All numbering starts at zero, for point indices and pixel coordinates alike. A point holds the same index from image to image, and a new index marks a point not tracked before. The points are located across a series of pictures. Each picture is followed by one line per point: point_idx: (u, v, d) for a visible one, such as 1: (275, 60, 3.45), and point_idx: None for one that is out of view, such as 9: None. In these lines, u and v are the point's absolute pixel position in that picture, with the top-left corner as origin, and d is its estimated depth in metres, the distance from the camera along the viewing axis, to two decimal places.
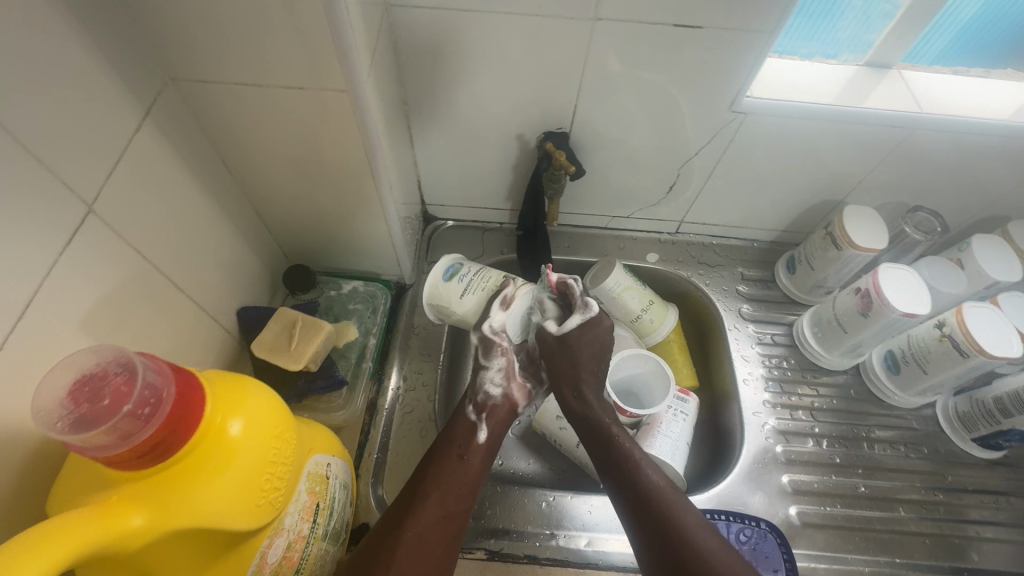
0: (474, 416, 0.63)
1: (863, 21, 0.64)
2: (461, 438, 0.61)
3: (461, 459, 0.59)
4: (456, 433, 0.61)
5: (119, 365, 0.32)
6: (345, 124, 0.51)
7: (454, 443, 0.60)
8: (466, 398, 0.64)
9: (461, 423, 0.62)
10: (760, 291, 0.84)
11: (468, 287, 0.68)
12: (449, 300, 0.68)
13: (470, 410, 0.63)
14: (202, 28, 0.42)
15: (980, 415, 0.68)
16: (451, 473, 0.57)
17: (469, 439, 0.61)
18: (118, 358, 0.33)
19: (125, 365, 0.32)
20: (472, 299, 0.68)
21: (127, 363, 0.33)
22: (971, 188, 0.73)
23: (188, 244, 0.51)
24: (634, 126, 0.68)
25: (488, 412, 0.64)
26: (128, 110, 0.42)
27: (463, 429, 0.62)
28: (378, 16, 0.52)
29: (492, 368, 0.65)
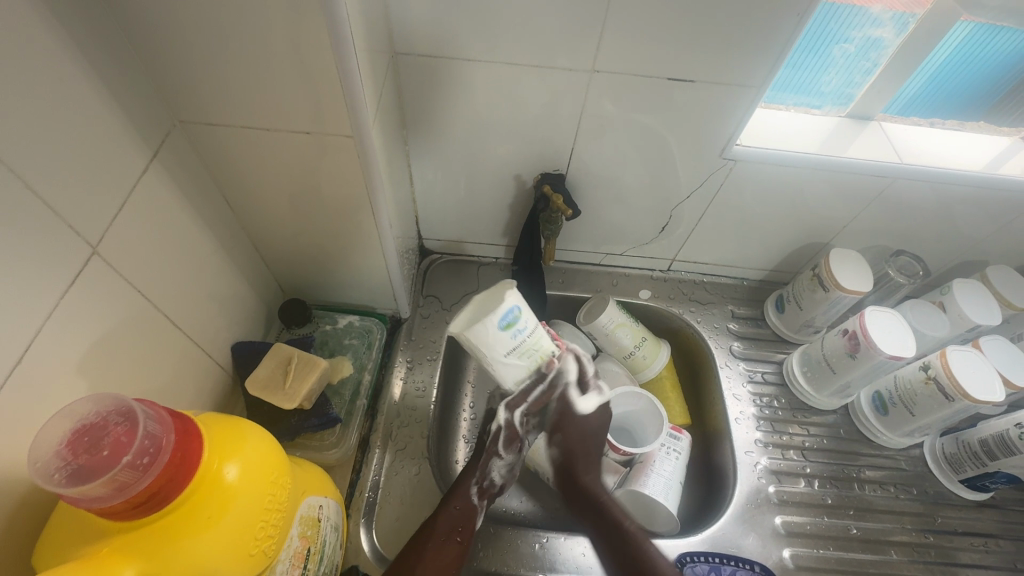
0: (476, 501, 0.62)
1: (846, 75, 0.67)
2: (456, 513, 0.59)
3: (461, 544, 0.58)
4: (457, 515, 0.59)
5: (119, 414, 0.32)
6: (348, 166, 0.52)
7: (451, 514, 0.59)
8: (472, 478, 0.62)
9: (463, 504, 0.60)
10: (750, 329, 0.85)
11: (517, 346, 0.53)
12: (494, 352, 0.52)
13: (474, 492, 0.62)
14: (215, 76, 0.44)
15: (967, 456, 0.69)
16: (437, 546, 0.56)
17: (470, 522, 0.60)
18: (118, 407, 0.33)
19: (126, 414, 0.32)
20: (512, 363, 0.53)
21: (127, 411, 0.32)
22: (950, 234, 0.76)
23: (186, 282, 0.51)
24: (629, 169, 0.70)
25: (486, 498, 0.63)
26: (137, 153, 0.43)
27: (464, 512, 0.60)
28: (384, 64, 0.55)
29: (504, 459, 0.64)
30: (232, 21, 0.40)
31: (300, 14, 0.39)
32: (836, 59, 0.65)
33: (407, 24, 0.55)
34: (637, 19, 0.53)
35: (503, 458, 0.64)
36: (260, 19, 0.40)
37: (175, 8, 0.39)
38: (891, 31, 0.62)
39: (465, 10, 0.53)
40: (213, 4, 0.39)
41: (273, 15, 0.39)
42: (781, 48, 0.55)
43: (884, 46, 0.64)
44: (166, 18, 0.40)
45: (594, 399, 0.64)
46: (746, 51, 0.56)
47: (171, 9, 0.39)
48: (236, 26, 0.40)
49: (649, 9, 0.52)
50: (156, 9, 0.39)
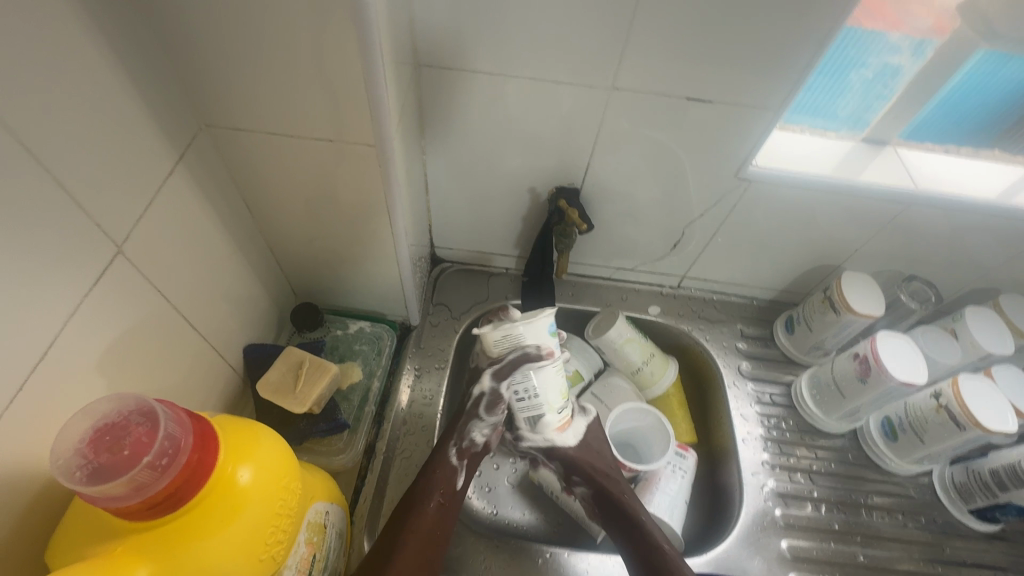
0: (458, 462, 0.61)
1: (863, 99, 0.68)
2: (441, 480, 0.59)
3: (445, 507, 0.58)
4: (439, 481, 0.59)
5: (140, 414, 0.33)
6: (369, 176, 0.53)
7: (433, 482, 0.58)
8: (450, 440, 0.62)
9: (445, 468, 0.60)
10: (759, 349, 0.85)
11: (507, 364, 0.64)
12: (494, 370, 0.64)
13: (453, 453, 0.61)
14: (243, 83, 0.45)
15: (977, 487, 0.68)
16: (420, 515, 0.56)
17: (449, 484, 0.60)
18: (139, 407, 0.33)
19: (147, 415, 0.32)
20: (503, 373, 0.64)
21: (148, 412, 0.33)
22: (963, 261, 0.76)
23: (204, 283, 0.51)
24: (643, 185, 0.71)
25: (469, 459, 0.63)
26: (164, 156, 0.44)
27: (444, 475, 0.60)
28: (407, 74, 0.55)
29: (486, 420, 0.64)
30: (264, 31, 0.41)
31: (331, 26, 0.40)
32: (853, 84, 0.66)
33: (431, 37, 0.56)
34: (659, 39, 0.54)
35: (485, 419, 0.64)
36: (292, 29, 0.41)
37: (209, 16, 0.40)
38: (909, 59, 0.62)
39: (490, 25, 0.54)
40: (247, 14, 0.40)
41: (304, 26, 0.40)
42: (800, 72, 0.56)
43: (901, 73, 0.64)
44: (200, 25, 0.40)
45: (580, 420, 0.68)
46: (765, 74, 0.56)
47: (205, 17, 0.40)
48: (268, 36, 0.41)
49: (670, 30, 0.53)
50: (191, 17, 0.40)
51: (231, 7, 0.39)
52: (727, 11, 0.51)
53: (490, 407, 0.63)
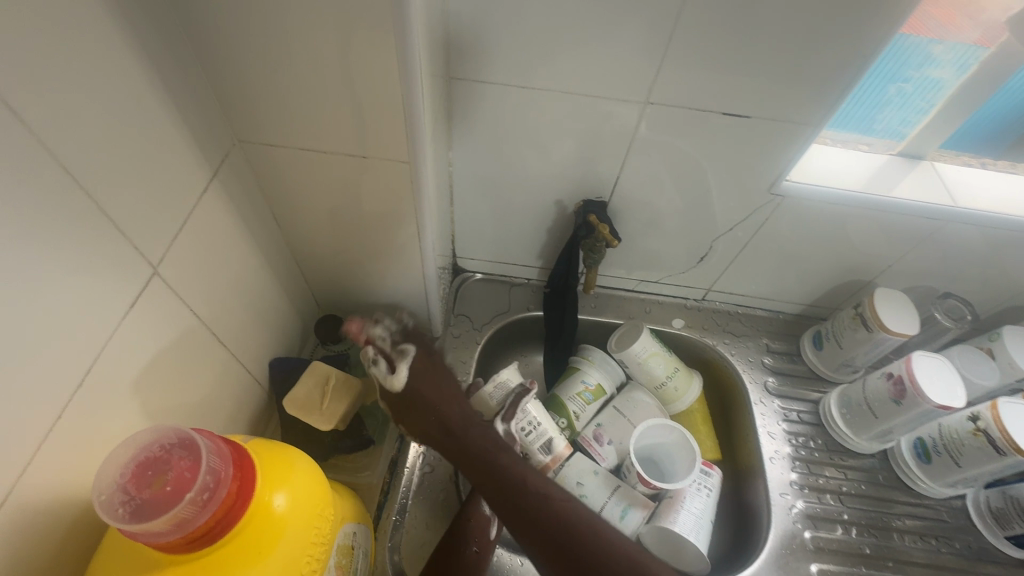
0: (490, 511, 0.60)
1: (901, 111, 0.65)
2: (475, 526, 0.59)
3: (478, 555, 0.58)
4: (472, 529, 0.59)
5: (179, 446, 0.32)
6: (401, 191, 0.52)
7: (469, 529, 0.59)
8: (483, 489, 0.62)
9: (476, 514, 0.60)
10: (784, 365, 0.83)
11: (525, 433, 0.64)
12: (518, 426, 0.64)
13: (487, 501, 0.61)
14: (278, 99, 0.44)
15: (1014, 512, 0.66)
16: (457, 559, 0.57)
17: (482, 533, 0.59)
18: (178, 439, 0.33)
19: (186, 446, 0.32)
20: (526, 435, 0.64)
21: (188, 443, 0.32)
22: (1001, 279, 0.74)
23: (233, 299, 0.51)
24: (672, 198, 0.69)
25: (502, 506, 0.62)
26: (199, 174, 0.43)
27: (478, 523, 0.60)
28: (440, 88, 0.55)
29: None
30: (303, 49, 0.40)
31: (371, 45, 0.39)
32: (891, 97, 0.64)
33: (464, 50, 0.55)
34: (697, 53, 0.53)
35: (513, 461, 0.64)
36: (332, 48, 0.40)
37: (249, 34, 0.39)
38: (950, 72, 0.61)
39: (524, 38, 0.53)
40: (287, 33, 0.39)
41: (344, 45, 0.40)
42: (841, 88, 0.54)
43: (942, 87, 0.62)
44: (239, 43, 0.40)
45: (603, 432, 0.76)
46: (805, 90, 0.55)
47: (245, 35, 0.39)
48: (307, 54, 0.41)
49: (710, 44, 0.52)
50: (231, 35, 0.39)
51: (271, 26, 0.39)
52: (769, 27, 0.50)
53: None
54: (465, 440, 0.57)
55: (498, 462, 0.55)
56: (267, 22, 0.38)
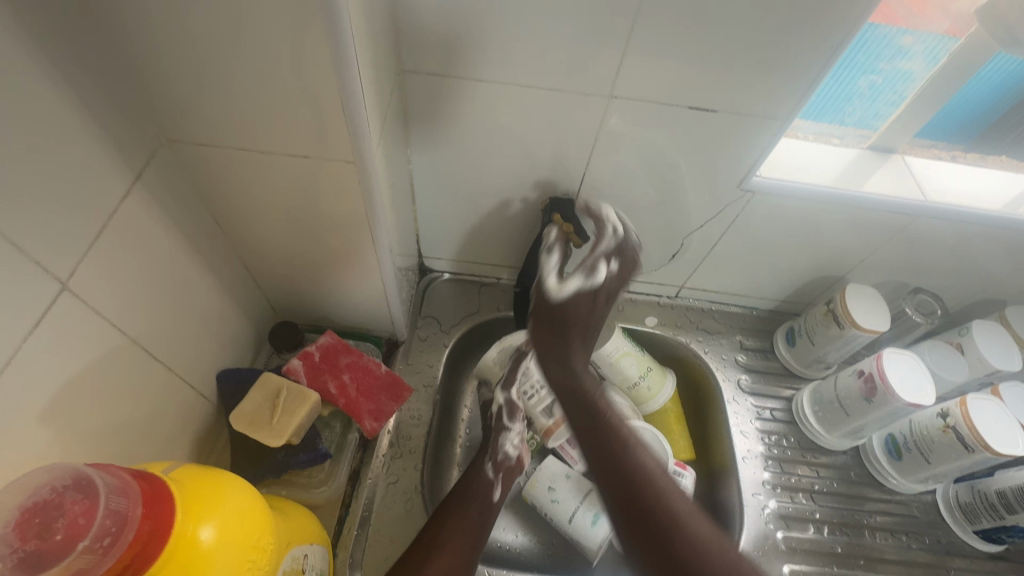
0: (493, 474, 0.66)
1: (871, 104, 0.64)
2: (478, 489, 0.64)
3: (480, 513, 0.62)
4: (475, 489, 0.64)
5: (77, 489, 0.29)
6: (350, 192, 0.49)
7: (473, 492, 0.64)
8: (484, 457, 0.68)
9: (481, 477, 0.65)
10: (758, 362, 0.82)
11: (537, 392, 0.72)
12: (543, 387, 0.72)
13: (488, 467, 0.67)
14: (205, 94, 0.41)
15: (983, 507, 0.66)
16: (461, 518, 0.61)
17: (487, 495, 0.65)
18: (76, 480, 0.30)
19: (85, 489, 0.29)
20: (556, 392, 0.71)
21: (86, 485, 0.29)
22: (970, 272, 0.73)
23: (170, 311, 0.48)
24: (641, 194, 0.67)
25: (504, 472, 0.67)
26: (118, 178, 0.40)
27: (482, 485, 0.65)
28: (391, 81, 0.52)
29: (514, 430, 0.69)
30: (227, 41, 0.37)
31: (302, 36, 0.36)
32: (862, 90, 0.62)
33: (417, 40, 0.52)
34: (660, 44, 0.51)
35: (512, 429, 0.69)
36: (259, 38, 0.37)
37: (166, 25, 0.36)
38: (920, 64, 0.60)
39: (479, 27, 0.51)
40: (207, 22, 0.36)
41: (272, 36, 0.37)
42: (809, 81, 0.53)
43: (912, 78, 0.61)
44: (155, 35, 0.36)
45: (603, 274, 0.61)
46: (772, 82, 0.53)
47: (161, 26, 0.36)
48: (231, 46, 0.37)
49: (673, 35, 0.50)
50: (146, 24, 0.36)
51: (190, 16, 0.35)
52: (732, 17, 0.48)
53: (511, 416, 0.70)
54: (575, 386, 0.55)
55: (601, 422, 0.52)
56: (185, 10, 0.35)
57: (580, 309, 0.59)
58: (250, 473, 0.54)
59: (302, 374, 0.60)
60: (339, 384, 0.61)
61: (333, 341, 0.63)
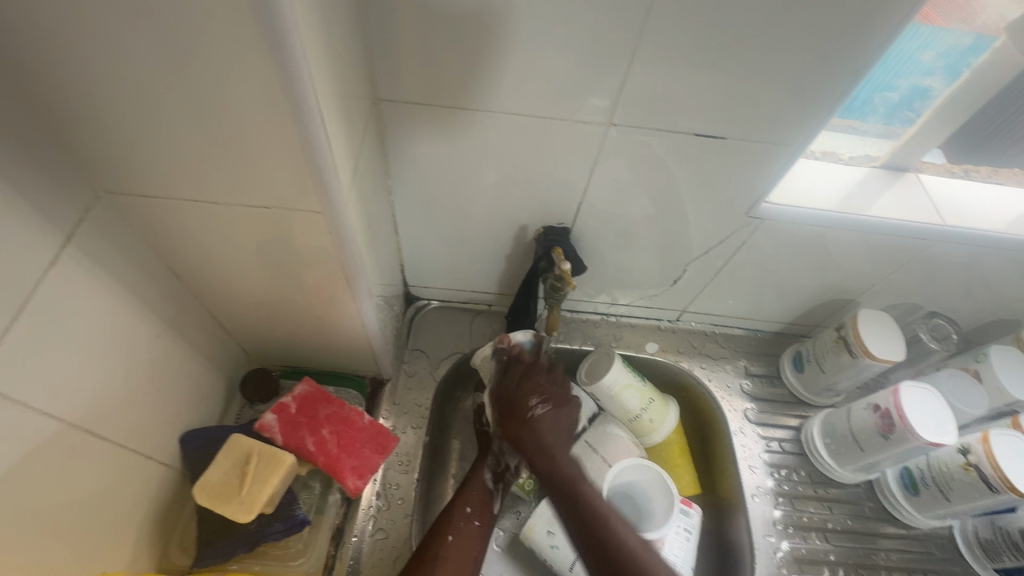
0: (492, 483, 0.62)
1: (888, 117, 0.59)
2: (477, 503, 0.60)
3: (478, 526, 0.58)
4: (471, 496, 0.60)
5: None
6: (319, 239, 0.44)
7: (470, 506, 0.59)
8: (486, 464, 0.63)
9: (478, 484, 0.61)
10: (764, 389, 0.78)
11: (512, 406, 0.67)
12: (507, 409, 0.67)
13: (488, 476, 0.62)
14: (141, 147, 0.36)
15: (1004, 545, 0.63)
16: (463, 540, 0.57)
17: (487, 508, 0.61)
18: None
19: None
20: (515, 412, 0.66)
21: None
22: (986, 295, 0.70)
23: (114, 380, 0.44)
24: (639, 221, 0.63)
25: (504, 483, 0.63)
26: (42, 246, 0.35)
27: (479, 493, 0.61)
28: (363, 113, 0.47)
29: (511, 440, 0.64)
30: (165, 93, 0.33)
31: (250, 86, 0.32)
32: (876, 107, 0.58)
33: (392, 67, 0.47)
34: (659, 70, 0.46)
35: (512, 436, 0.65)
36: (203, 91, 0.33)
37: (94, 77, 0.32)
38: (940, 80, 0.55)
39: (461, 51, 0.46)
40: (140, 76, 0.32)
41: (212, 87, 0.32)
42: (818, 108, 0.49)
43: (930, 95, 0.56)
44: (82, 88, 0.33)
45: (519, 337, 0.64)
46: (774, 110, 0.49)
47: (87, 77, 0.32)
48: (168, 97, 0.33)
49: (675, 61, 0.46)
50: (71, 77, 0.32)
51: (120, 69, 0.31)
52: (733, 44, 0.44)
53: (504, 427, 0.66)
54: (556, 472, 0.57)
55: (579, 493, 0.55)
56: (112, 64, 0.31)
57: (549, 426, 0.60)
58: (219, 547, 0.51)
59: (277, 431, 0.55)
60: (318, 440, 0.56)
61: (311, 390, 0.59)
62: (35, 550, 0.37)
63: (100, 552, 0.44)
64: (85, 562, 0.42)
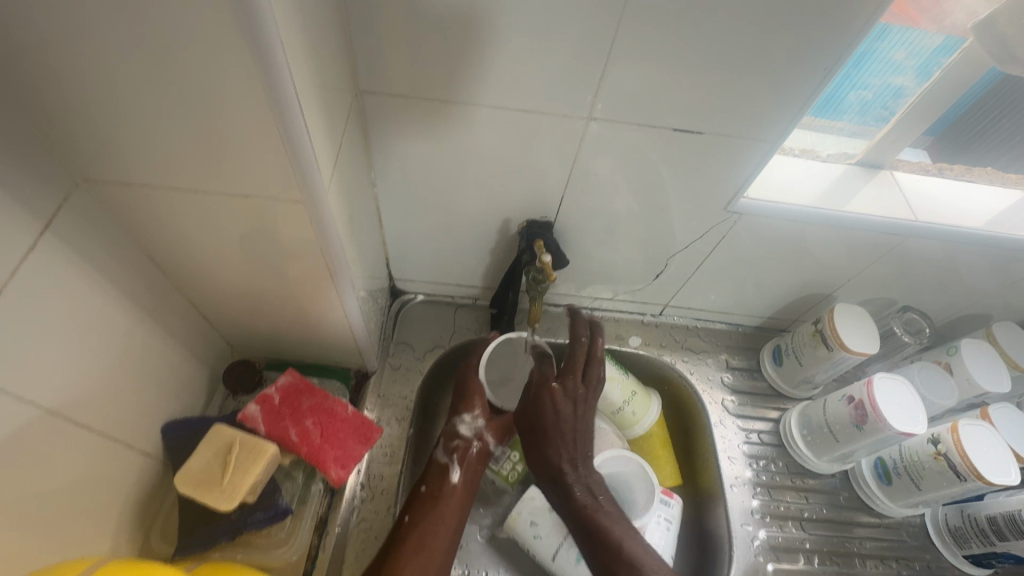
0: (445, 457, 0.62)
1: (861, 116, 0.61)
2: (434, 481, 0.60)
3: (438, 500, 0.58)
4: (428, 477, 0.60)
5: None
6: (300, 230, 0.45)
7: (428, 487, 0.59)
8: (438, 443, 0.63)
9: (434, 465, 0.61)
10: (744, 382, 0.80)
11: None
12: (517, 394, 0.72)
13: (441, 453, 0.62)
14: (120, 133, 0.36)
15: (973, 532, 0.65)
16: (431, 519, 0.56)
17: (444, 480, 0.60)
18: None
19: None
20: None
21: None
22: (958, 290, 0.71)
23: (95, 369, 0.44)
24: (621, 216, 0.64)
25: (461, 455, 0.62)
26: (20, 233, 0.36)
27: (436, 471, 0.61)
28: (345, 105, 0.47)
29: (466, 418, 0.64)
30: (143, 81, 0.33)
31: (226, 74, 0.32)
32: (852, 105, 0.59)
33: (374, 59, 0.48)
34: (637, 67, 0.47)
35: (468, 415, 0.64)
36: (181, 79, 0.33)
37: (72, 65, 0.32)
38: (913, 79, 0.57)
39: (442, 44, 0.47)
40: (118, 64, 0.32)
41: (192, 75, 0.33)
42: (793, 104, 0.50)
43: (903, 94, 0.58)
44: (61, 76, 0.33)
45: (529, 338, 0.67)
46: (751, 105, 0.50)
47: (65, 66, 0.32)
48: (147, 87, 0.33)
49: (652, 57, 0.47)
50: (50, 65, 0.32)
51: (98, 58, 0.32)
52: (708, 40, 0.45)
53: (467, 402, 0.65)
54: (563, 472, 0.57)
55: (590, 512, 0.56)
56: (90, 50, 0.31)
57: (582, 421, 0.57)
58: (200, 536, 0.51)
59: (260, 421, 0.56)
60: (301, 431, 0.57)
61: (295, 381, 0.59)
62: (14, 536, 0.37)
63: (82, 539, 0.44)
64: (65, 549, 0.42)
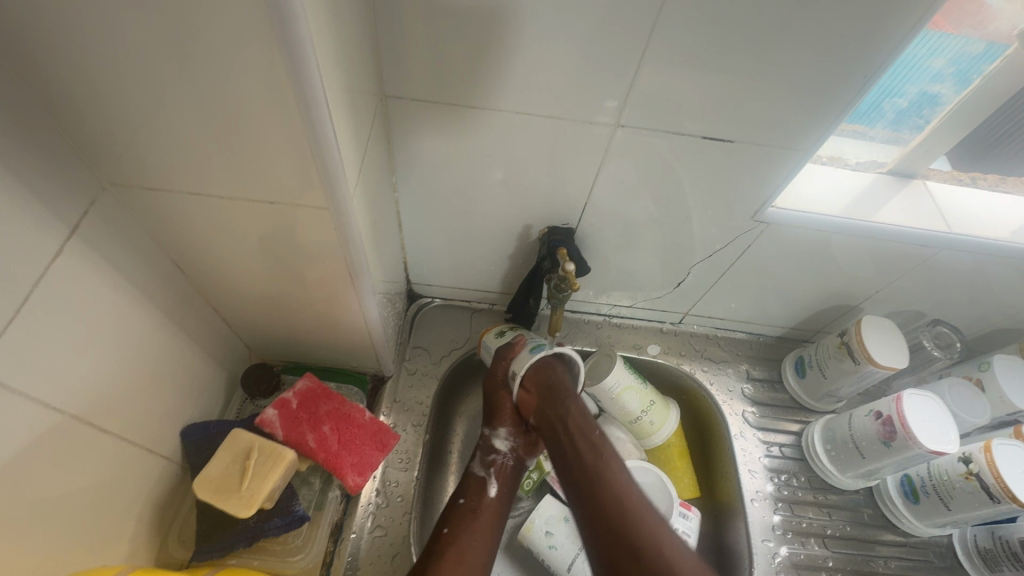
0: (483, 471, 0.60)
1: (895, 124, 0.59)
2: (472, 493, 0.58)
3: (476, 513, 0.56)
4: (467, 490, 0.59)
5: None
6: (324, 236, 0.44)
7: (466, 500, 0.57)
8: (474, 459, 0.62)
9: (471, 478, 0.60)
10: (765, 394, 0.78)
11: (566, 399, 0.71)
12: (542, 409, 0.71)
13: (477, 465, 0.61)
14: (147, 138, 0.36)
15: (1004, 555, 0.63)
16: (467, 529, 0.54)
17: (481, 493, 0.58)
18: None
19: None
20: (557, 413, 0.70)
21: None
22: (991, 304, 0.69)
23: (116, 372, 0.44)
24: (644, 223, 0.63)
25: (498, 469, 0.61)
26: (46, 238, 0.35)
27: (474, 485, 0.59)
28: (370, 109, 0.47)
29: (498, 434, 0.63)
30: (172, 87, 0.33)
31: (255, 81, 0.32)
32: (886, 113, 0.57)
33: (400, 62, 0.47)
34: (668, 73, 0.46)
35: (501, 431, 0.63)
36: (210, 86, 0.33)
37: (100, 69, 0.32)
38: (950, 87, 0.54)
39: (469, 49, 0.46)
40: (147, 70, 0.32)
41: (220, 81, 0.32)
42: (827, 112, 0.49)
43: (940, 102, 0.56)
44: (91, 81, 0.33)
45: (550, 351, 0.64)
46: (783, 115, 0.49)
47: (94, 70, 0.32)
48: (175, 91, 0.33)
49: (683, 63, 0.45)
50: (80, 69, 0.32)
51: (129, 63, 0.31)
52: (742, 47, 0.44)
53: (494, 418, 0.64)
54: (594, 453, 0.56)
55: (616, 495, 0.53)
56: (120, 55, 0.31)
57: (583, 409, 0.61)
58: (217, 541, 0.51)
59: (278, 426, 0.55)
60: (319, 437, 0.56)
61: (312, 386, 0.59)
62: (35, 540, 0.37)
63: (101, 543, 0.44)
64: (84, 553, 0.42)
